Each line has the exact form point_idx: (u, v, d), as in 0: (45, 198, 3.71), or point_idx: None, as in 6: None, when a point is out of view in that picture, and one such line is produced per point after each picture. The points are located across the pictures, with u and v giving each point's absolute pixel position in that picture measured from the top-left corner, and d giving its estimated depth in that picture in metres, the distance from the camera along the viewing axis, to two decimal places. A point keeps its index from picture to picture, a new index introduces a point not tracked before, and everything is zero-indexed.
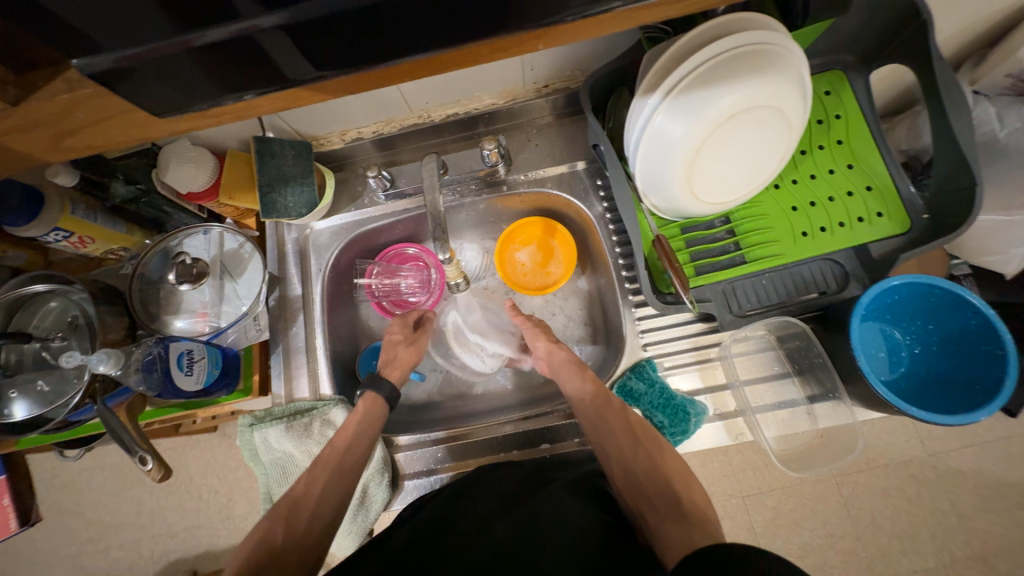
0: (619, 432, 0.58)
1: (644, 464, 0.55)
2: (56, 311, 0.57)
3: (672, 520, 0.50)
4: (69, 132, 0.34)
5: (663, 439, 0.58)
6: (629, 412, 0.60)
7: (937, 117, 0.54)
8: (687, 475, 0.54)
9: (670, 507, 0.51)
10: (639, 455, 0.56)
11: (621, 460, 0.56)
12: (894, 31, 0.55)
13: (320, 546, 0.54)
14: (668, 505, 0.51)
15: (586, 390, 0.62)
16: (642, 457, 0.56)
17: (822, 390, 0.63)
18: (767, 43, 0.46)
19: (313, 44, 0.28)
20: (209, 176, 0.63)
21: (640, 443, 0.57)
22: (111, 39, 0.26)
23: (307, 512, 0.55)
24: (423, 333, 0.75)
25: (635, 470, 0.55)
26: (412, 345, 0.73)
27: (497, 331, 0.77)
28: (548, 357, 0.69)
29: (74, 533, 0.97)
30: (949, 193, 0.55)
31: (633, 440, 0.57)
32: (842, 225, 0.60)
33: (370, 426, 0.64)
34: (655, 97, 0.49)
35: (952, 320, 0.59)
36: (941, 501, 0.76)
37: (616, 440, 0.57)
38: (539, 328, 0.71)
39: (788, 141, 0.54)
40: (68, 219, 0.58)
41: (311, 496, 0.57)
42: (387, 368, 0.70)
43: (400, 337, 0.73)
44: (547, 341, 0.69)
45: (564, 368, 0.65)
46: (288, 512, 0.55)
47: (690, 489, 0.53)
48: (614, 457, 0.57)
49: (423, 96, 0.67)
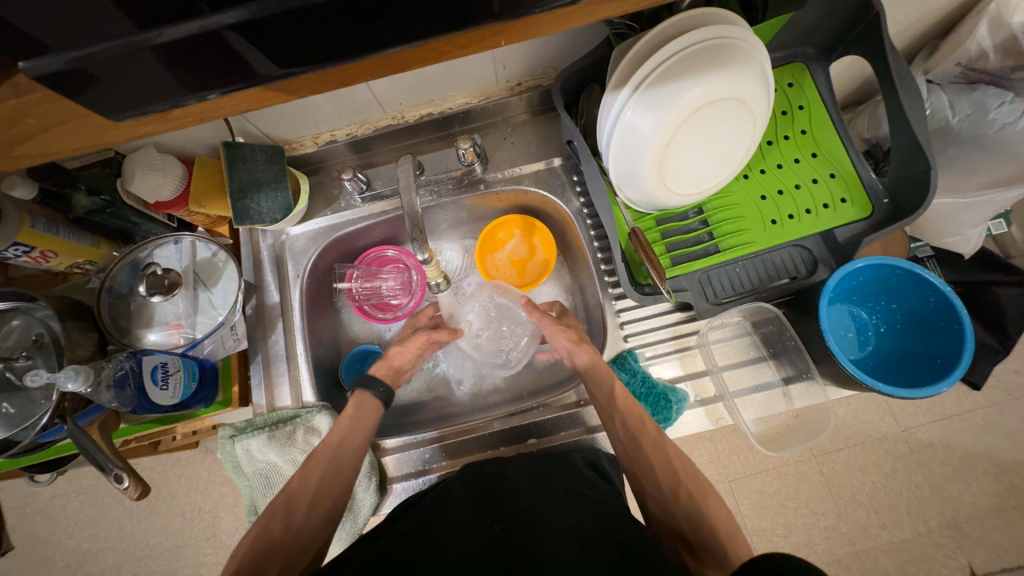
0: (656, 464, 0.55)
1: (687, 509, 0.51)
2: (20, 328, 0.54)
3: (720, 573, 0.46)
4: (20, 140, 0.33)
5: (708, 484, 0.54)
6: (663, 438, 0.57)
7: (891, 105, 0.57)
8: (735, 529, 0.50)
9: (714, 559, 0.48)
10: (680, 497, 0.52)
11: (661, 501, 0.53)
12: (849, 23, 0.58)
13: (318, 540, 0.54)
14: (714, 559, 0.48)
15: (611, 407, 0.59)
16: (685, 501, 0.52)
17: (796, 370, 0.66)
18: (728, 36, 0.48)
19: (274, 43, 0.28)
20: (177, 185, 0.61)
21: (682, 482, 0.53)
22: (63, 40, 0.25)
23: (302, 508, 0.54)
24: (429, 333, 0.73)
25: (675, 513, 0.52)
26: (404, 346, 0.71)
27: (512, 325, 0.76)
28: (573, 356, 0.66)
29: (50, 562, 0.93)
30: (907, 177, 0.57)
31: (675, 477, 0.54)
32: (808, 211, 0.62)
33: (363, 422, 0.63)
34: (624, 92, 0.50)
35: (913, 298, 0.62)
36: (915, 473, 0.79)
37: (655, 480, 0.54)
38: (560, 323, 0.69)
39: (754, 132, 0.56)
40: (27, 233, 0.56)
41: (309, 486, 0.56)
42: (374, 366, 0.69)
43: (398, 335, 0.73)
44: (569, 337, 0.67)
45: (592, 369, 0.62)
46: (285, 505, 0.54)
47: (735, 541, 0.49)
48: (654, 501, 0.53)
49: (396, 96, 0.67)
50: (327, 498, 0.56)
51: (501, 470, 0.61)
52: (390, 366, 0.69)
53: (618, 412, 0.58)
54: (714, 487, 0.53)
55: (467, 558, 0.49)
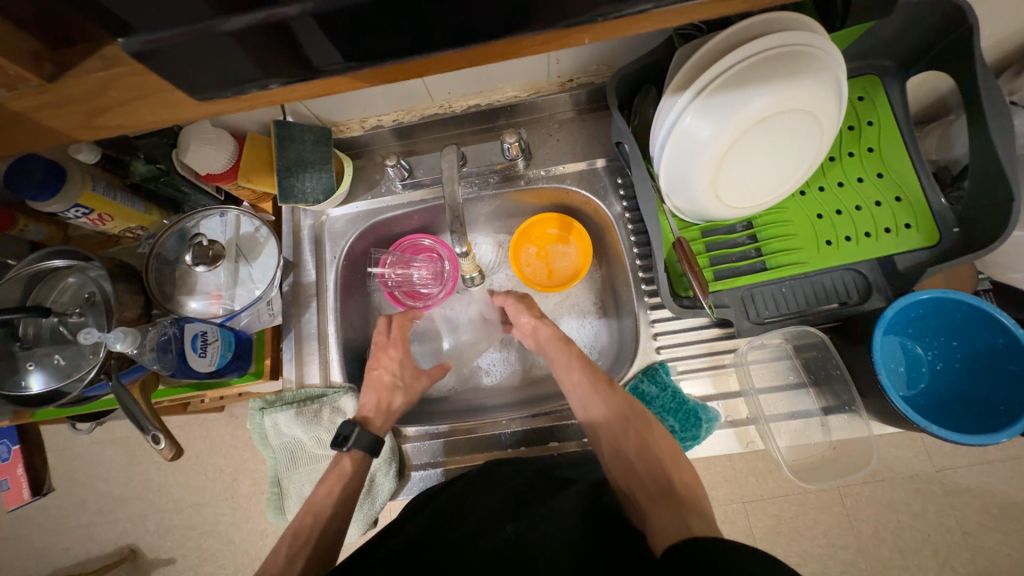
0: (610, 414, 0.59)
1: (635, 444, 0.57)
2: (75, 286, 0.57)
3: (666, 501, 0.51)
4: (97, 112, 0.34)
5: (654, 420, 0.60)
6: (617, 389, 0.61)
7: (975, 127, 0.53)
8: (675, 451, 0.57)
9: (660, 489, 0.53)
10: (629, 434, 0.58)
11: (613, 442, 0.59)
12: (935, 38, 0.54)
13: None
14: (657, 485, 0.54)
15: (576, 370, 0.63)
16: (629, 441, 0.57)
17: (838, 402, 0.63)
18: (804, 44, 0.45)
19: (345, 35, 0.27)
20: (228, 159, 0.63)
21: (629, 421, 0.58)
22: (144, 22, 0.26)
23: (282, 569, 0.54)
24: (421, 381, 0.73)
25: (623, 449, 0.58)
26: (406, 390, 0.70)
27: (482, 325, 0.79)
28: (533, 332, 0.70)
29: (83, 504, 0.98)
30: (983, 207, 0.53)
31: (625, 419, 0.59)
32: (868, 235, 0.59)
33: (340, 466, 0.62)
34: (685, 96, 0.47)
35: (978, 338, 0.58)
36: (947, 517, 0.75)
37: (607, 423, 0.59)
38: (523, 303, 0.72)
39: (818, 148, 0.53)
40: (89, 196, 0.58)
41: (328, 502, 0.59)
42: (367, 411, 0.66)
43: (394, 379, 0.70)
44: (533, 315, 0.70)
45: (551, 343, 0.67)
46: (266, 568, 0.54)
47: (675, 460, 0.56)
48: (607, 439, 0.59)
49: (445, 85, 0.66)
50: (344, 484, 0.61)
51: (510, 469, 0.60)
52: (384, 413, 0.67)
53: (572, 367, 0.63)
54: (658, 421, 0.59)
55: (468, 519, 0.53)
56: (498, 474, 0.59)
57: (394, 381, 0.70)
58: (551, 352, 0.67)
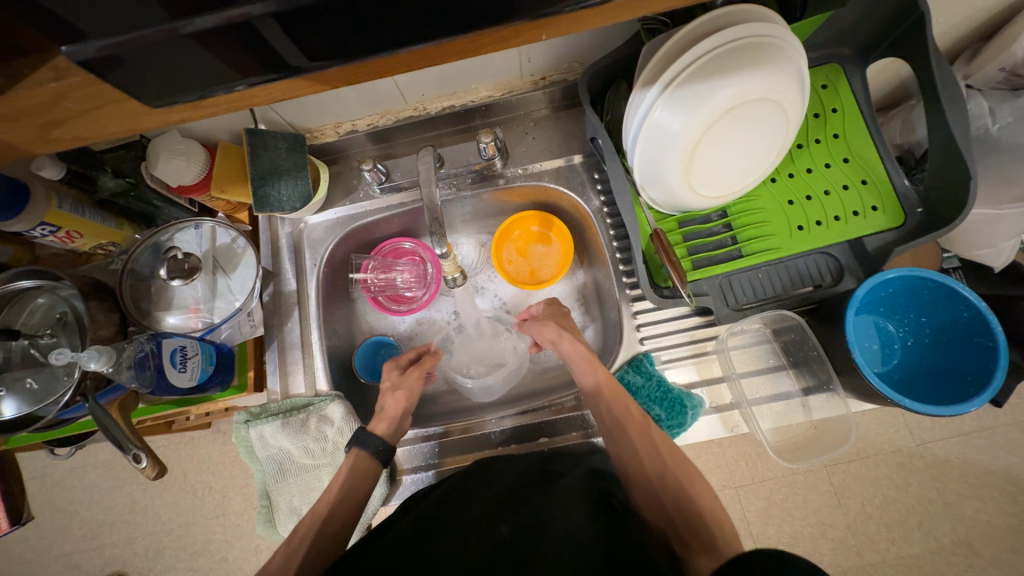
0: (646, 458, 0.56)
1: (674, 494, 0.54)
2: (44, 307, 0.55)
3: (703, 554, 0.49)
4: (56, 123, 0.33)
5: (696, 473, 0.57)
6: (652, 430, 0.59)
7: (931, 110, 0.55)
8: (719, 515, 0.53)
9: (701, 541, 0.50)
10: (667, 483, 0.55)
11: (648, 490, 0.55)
12: (891, 25, 0.56)
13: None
14: (699, 539, 0.50)
15: (607, 405, 0.60)
16: (657, 483, 0.55)
17: (817, 381, 0.65)
18: (766, 35, 0.46)
19: (306, 33, 0.27)
20: (200, 170, 0.62)
21: (668, 469, 0.55)
22: (100, 27, 0.25)
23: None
24: (411, 374, 0.69)
25: (648, 480, 0.55)
26: (399, 391, 0.67)
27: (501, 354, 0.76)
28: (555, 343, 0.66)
29: (66, 532, 0.95)
30: (944, 186, 0.55)
31: (661, 466, 0.56)
32: (837, 218, 0.60)
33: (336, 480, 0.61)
34: (654, 90, 0.48)
35: (945, 312, 0.60)
36: (929, 489, 0.77)
37: (642, 468, 0.56)
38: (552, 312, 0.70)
39: (785, 135, 0.54)
40: (54, 213, 0.57)
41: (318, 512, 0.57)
42: (373, 421, 0.66)
43: (386, 385, 0.68)
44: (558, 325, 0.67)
45: (575, 357, 0.63)
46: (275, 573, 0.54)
47: (716, 519, 0.52)
48: (642, 488, 0.56)
49: (419, 87, 0.66)
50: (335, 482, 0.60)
51: (515, 463, 0.61)
52: (387, 417, 0.66)
53: (603, 401, 0.60)
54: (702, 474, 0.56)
55: (471, 522, 0.52)
56: (499, 471, 0.59)
57: (391, 386, 0.68)
58: (578, 370, 0.63)
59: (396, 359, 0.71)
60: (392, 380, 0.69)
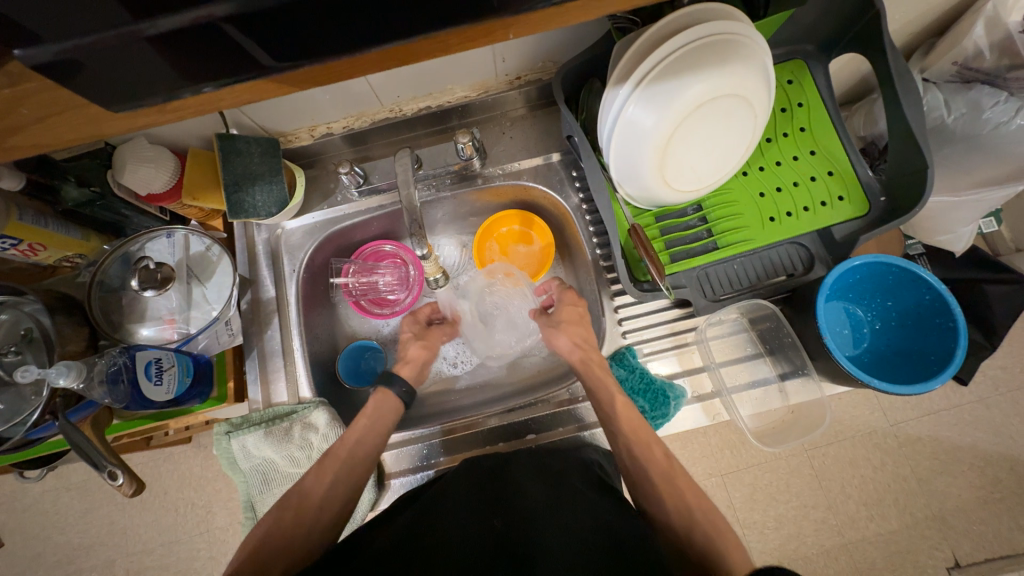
0: (672, 505, 0.54)
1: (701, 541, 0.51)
2: (7, 324, 0.52)
3: None
4: (11, 131, 0.32)
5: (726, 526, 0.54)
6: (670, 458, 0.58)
7: (890, 103, 0.57)
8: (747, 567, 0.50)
9: None
10: (695, 533, 0.51)
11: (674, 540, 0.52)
12: (850, 22, 0.58)
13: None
14: None
15: (626, 445, 0.58)
16: (660, 480, 0.56)
17: (792, 367, 0.67)
18: (731, 33, 0.47)
19: (273, 34, 0.27)
20: (170, 176, 0.60)
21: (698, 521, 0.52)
22: (55, 29, 0.25)
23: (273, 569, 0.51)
24: (434, 330, 0.74)
25: (651, 476, 0.56)
26: (423, 342, 0.72)
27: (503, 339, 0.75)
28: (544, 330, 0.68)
29: (40, 558, 0.92)
30: (904, 175, 0.58)
31: (689, 514, 0.53)
32: (807, 209, 0.62)
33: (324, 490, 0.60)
34: (626, 87, 0.49)
35: (909, 296, 0.63)
36: (903, 467, 0.81)
37: (666, 512, 0.53)
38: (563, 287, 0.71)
39: (754, 129, 0.56)
40: (15, 225, 0.54)
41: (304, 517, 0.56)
42: (398, 365, 0.70)
43: (409, 335, 0.73)
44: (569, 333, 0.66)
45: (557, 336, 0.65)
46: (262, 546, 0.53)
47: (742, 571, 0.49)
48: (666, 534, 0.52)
49: (393, 89, 0.66)
50: (359, 422, 0.62)
51: (517, 466, 0.59)
52: (411, 362, 0.70)
53: (622, 437, 0.58)
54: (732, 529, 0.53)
55: (469, 526, 0.51)
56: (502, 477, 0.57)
57: (414, 335, 0.73)
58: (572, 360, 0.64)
59: (413, 314, 0.75)
60: (416, 332, 0.73)
